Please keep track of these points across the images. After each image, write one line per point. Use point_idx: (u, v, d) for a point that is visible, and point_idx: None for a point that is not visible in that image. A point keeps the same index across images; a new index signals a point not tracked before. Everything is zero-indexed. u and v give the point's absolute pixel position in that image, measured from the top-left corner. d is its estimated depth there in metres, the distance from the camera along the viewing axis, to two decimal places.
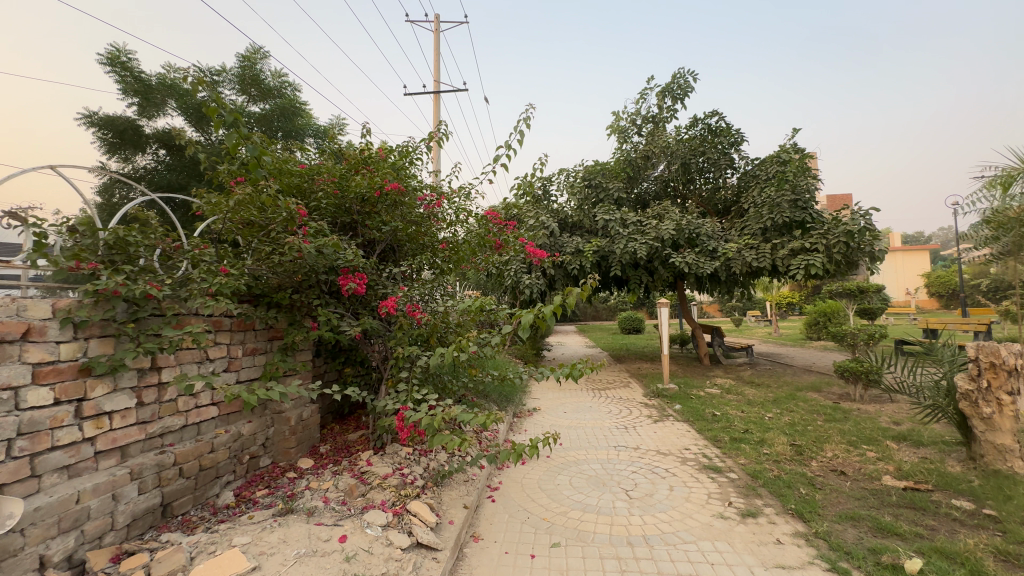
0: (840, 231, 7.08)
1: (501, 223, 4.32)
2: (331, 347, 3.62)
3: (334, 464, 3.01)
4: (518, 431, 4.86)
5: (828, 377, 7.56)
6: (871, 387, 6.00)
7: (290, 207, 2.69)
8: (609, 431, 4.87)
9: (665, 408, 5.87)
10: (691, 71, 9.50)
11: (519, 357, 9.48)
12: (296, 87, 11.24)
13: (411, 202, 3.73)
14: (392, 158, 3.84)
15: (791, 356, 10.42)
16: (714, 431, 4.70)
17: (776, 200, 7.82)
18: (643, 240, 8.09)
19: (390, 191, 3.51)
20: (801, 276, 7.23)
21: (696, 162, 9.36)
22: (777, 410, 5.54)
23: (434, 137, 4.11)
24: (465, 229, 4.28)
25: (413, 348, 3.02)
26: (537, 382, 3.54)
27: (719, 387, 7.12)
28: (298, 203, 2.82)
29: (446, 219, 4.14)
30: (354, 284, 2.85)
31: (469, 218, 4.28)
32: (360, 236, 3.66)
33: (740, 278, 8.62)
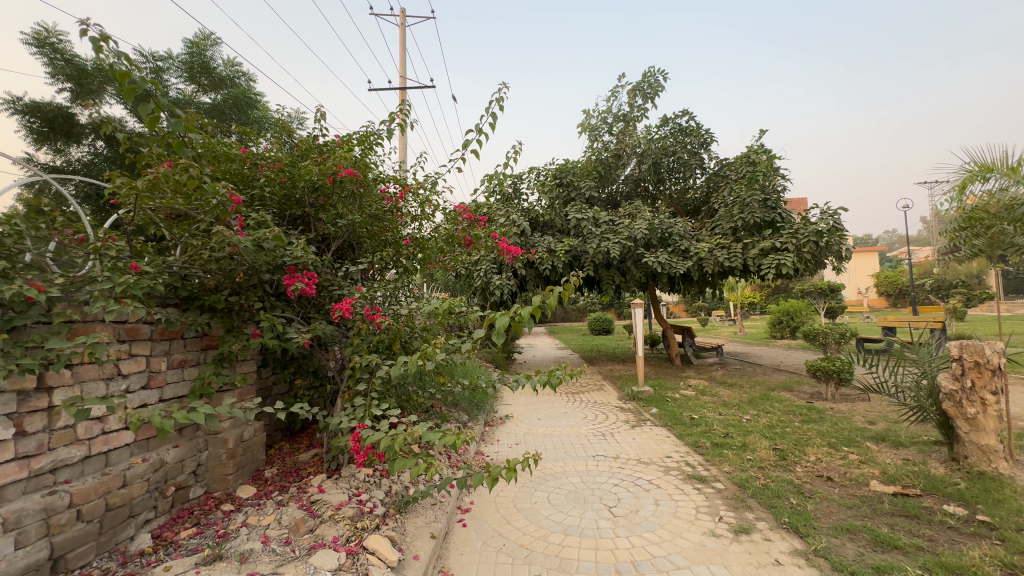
0: (809, 231, 7.11)
1: (471, 218, 4.00)
2: (280, 356, 3.20)
3: (280, 492, 2.62)
4: (490, 442, 4.55)
5: (798, 376, 7.59)
6: (843, 386, 6.00)
7: (220, 193, 2.28)
8: (586, 438, 4.62)
9: (641, 412, 5.68)
10: (661, 70, 9.45)
11: (490, 362, 9.16)
12: (250, 77, 10.54)
13: (371, 193, 3.36)
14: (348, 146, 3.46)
15: (759, 355, 10.53)
16: (694, 436, 4.52)
17: (746, 200, 7.82)
18: (616, 240, 7.93)
19: (343, 178, 3.12)
20: (772, 276, 7.24)
21: (666, 162, 9.32)
22: (754, 412, 5.44)
23: (396, 123, 3.74)
24: (431, 224, 3.94)
25: (373, 357, 2.66)
26: (512, 391, 3.23)
27: (694, 388, 7.02)
28: (232, 188, 2.41)
29: (410, 214, 3.80)
30: (300, 285, 2.46)
31: (436, 213, 3.95)
32: (312, 230, 3.28)
33: (711, 278, 8.59)
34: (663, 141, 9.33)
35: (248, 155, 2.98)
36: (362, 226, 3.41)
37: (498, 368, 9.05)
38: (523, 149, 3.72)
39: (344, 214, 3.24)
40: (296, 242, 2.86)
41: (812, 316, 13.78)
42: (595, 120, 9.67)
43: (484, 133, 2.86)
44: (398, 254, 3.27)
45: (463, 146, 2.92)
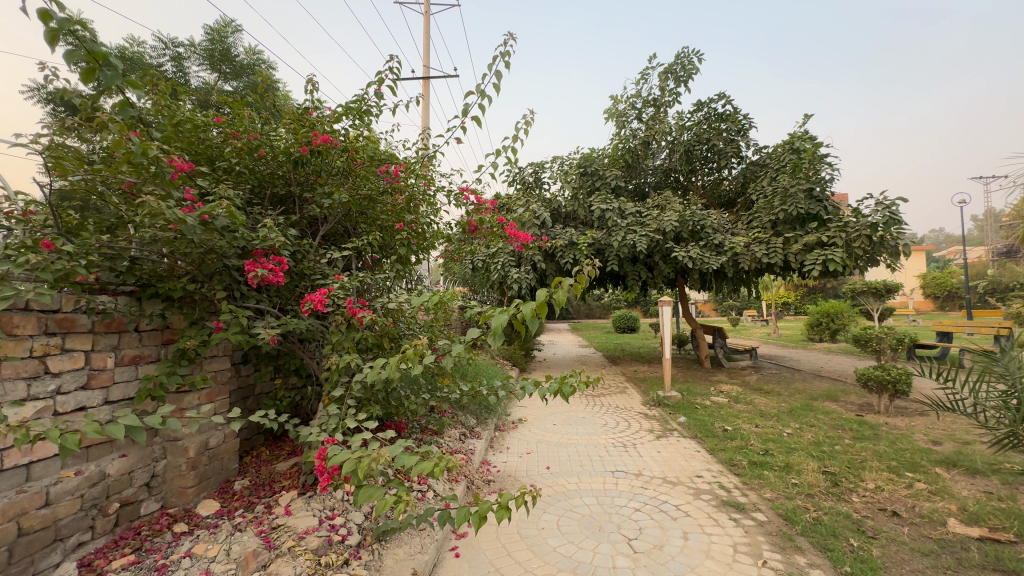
0: (861, 223, 6.41)
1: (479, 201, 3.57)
2: (259, 352, 2.87)
3: (245, 511, 2.28)
4: (499, 450, 4.15)
5: (843, 385, 6.92)
6: (898, 398, 5.35)
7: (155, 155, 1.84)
8: (605, 450, 4.17)
9: (668, 421, 5.17)
10: (696, 51, 8.77)
11: (508, 360, 8.76)
12: (271, 65, 10.28)
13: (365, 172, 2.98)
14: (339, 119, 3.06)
15: (797, 359, 9.79)
16: (728, 451, 4.01)
17: (789, 189, 7.13)
18: (643, 232, 7.39)
19: (323, 146, 2.72)
20: (817, 273, 6.57)
21: (700, 150, 8.68)
22: (796, 425, 4.86)
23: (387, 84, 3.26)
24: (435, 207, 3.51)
25: (351, 357, 2.27)
26: (518, 400, 2.80)
27: (726, 394, 6.44)
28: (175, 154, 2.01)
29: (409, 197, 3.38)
30: (263, 271, 2.07)
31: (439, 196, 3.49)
32: (296, 211, 2.90)
33: (747, 276, 7.94)
34: (696, 127, 8.69)
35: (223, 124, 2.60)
36: (352, 206, 3.01)
37: (515, 367, 8.62)
38: (536, 116, 3.26)
39: (329, 192, 2.85)
40: (271, 223, 2.49)
41: (854, 318, 12.88)
42: (623, 105, 9.08)
43: (487, 96, 2.40)
44: (393, 235, 2.86)
45: (461, 112, 2.48)
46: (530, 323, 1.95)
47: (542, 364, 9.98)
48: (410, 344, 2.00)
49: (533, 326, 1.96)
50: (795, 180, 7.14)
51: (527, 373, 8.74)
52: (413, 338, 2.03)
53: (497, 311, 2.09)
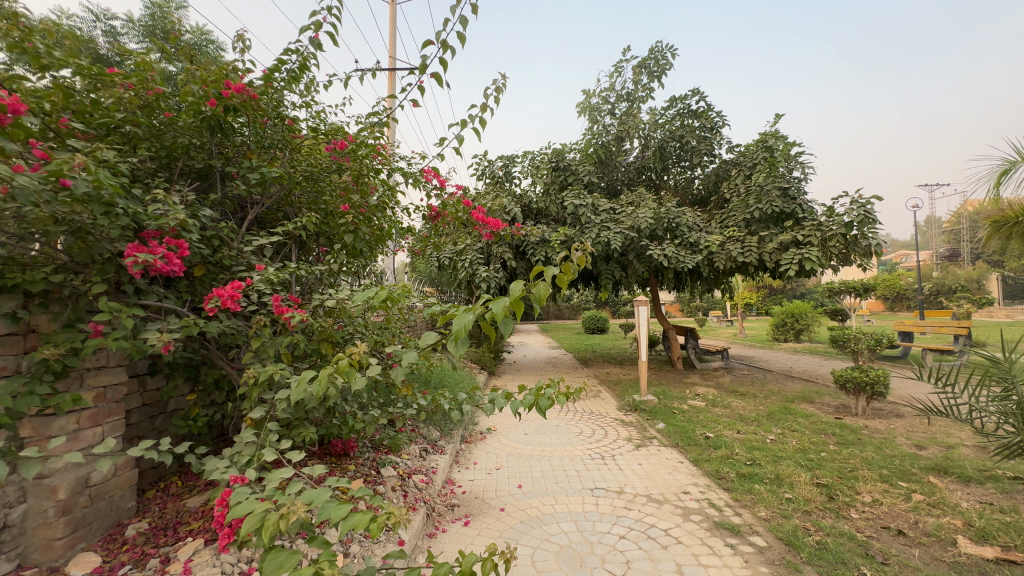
0: (835, 222, 6.32)
1: (443, 184, 3.12)
2: (167, 362, 2.33)
3: (132, 567, 1.76)
4: (465, 466, 3.72)
5: (816, 385, 6.84)
6: (875, 400, 5.25)
7: None
8: (581, 464, 3.80)
9: (646, 428, 4.87)
10: (669, 46, 8.59)
11: (477, 363, 8.33)
12: (220, 47, 9.42)
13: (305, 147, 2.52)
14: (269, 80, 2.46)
15: (766, 359, 9.79)
16: (713, 462, 3.72)
17: (764, 187, 7.00)
18: (617, 229, 7.11)
19: (239, 100, 2.15)
20: (793, 273, 6.43)
21: (674, 146, 8.50)
22: (778, 430, 4.64)
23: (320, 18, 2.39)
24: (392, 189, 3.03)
25: (273, 369, 1.79)
26: (485, 415, 2.38)
27: (703, 397, 6.22)
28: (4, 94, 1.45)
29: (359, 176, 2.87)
30: (147, 256, 1.52)
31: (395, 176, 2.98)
32: (215, 188, 2.38)
33: (721, 275, 7.79)
34: (669, 124, 8.51)
35: (130, 73, 2.03)
36: (289, 184, 2.52)
37: (484, 370, 8.21)
38: (508, 80, 2.57)
39: (258, 165, 2.35)
40: (176, 200, 1.98)
41: (817, 319, 13.13)
42: (597, 100, 8.80)
43: (450, 47, 1.96)
44: (340, 218, 2.38)
45: (417, 67, 2.03)
46: (501, 321, 1.53)
47: (512, 367, 9.60)
48: (350, 350, 1.53)
49: (505, 328, 1.53)
50: (770, 178, 7.01)
51: (496, 377, 8.34)
52: (352, 344, 1.56)
53: (459, 310, 1.66)
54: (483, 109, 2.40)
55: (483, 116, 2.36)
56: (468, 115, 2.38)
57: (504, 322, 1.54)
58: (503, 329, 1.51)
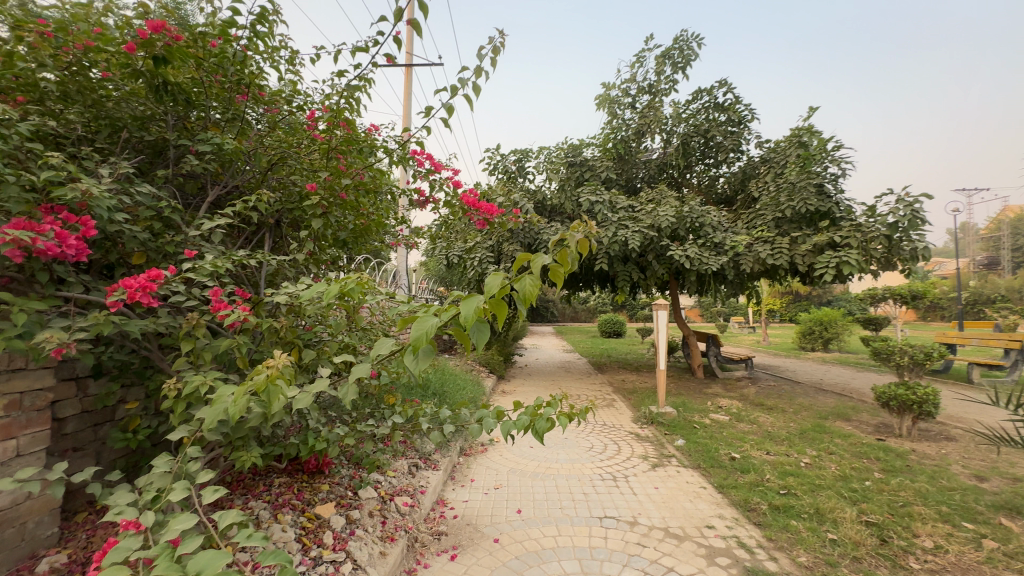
0: (877, 223, 5.75)
1: (437, 168, 2.78)
2: (107, 366, 2.01)
3: None
4: (459, 484, 3.34)
5: (852, 401, 6.29)
6: (921, 420, 4.71)
7: None
8: (590, 486, 3.38)
9: (663, 444, 4.43)
10: (696, 36, 8.10)
11: (485, 366, 7.97)
12: None
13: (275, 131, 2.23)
14: (229, 40, 2.13)
15: (794, 370, 9.21)
16: (740, 489, 3.28)
17: (797, 184, 6.48)
18: (636, 228, 6.67)
19: (163, 43, 1.76)
20: (829, 277, 5.89)
21: (697, 142, 8.01)
22: (813, 452, 4.16)
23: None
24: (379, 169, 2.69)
25: (199, 381, 1.45)
26: (470, 434, 1.99)
27: (726, 410, 5.75)
28: None
29: None
30: (26, 236, 1.19)
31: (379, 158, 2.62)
32: (166, 165, 2.06)
33: (747, 279, 7.28)
34: (694, 118, 8.01)
35: (52, 23, 1.71)
36: (258, 166, 2.24)
37: (493, 373, 7.85)
38: (506, 38, 2.21)
39: (213, 137, 2.02)
40: (103, 172, 1.65)
41: (847, 327, 12.42)
42: (617, 91, 8.35)
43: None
44: (307, 198, 2.02)
45: (393, 15, 1.68)
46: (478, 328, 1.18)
47: (523, 370, 9.23)
48: (274, 363, 1.14)
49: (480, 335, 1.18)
50: (804, 174, 6.49)
51: (505, 381, 7.97)
52: (282, 353, 1.18)
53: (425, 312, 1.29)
54: (476, 74, 2.03)
55: (475, 82, 1.99)
56: (458, 80, 2.01)
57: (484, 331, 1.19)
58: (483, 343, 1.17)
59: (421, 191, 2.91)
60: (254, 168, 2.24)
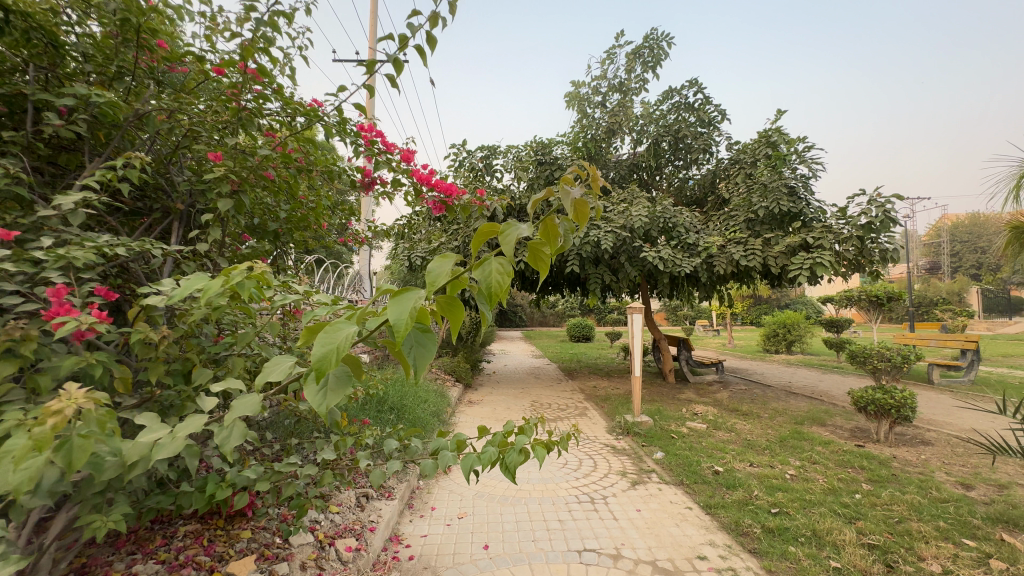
0: (849, 224, 5.69)
1: (388, 148, 2.36)
2: None
3: None
4: (416, 516, 2.90)
5: (824, 405, 6.21)
6: (898, 424, 4.61)
7: None
8: (566, 511, 3.01)
9: (642, 457, 4.13)
10: (665, 35, 7.99)
11: (451, 374, 7.54)
12: None
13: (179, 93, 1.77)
14: None
15: (762, 373, 9.19)
16: (730, 509, 2.99)
17: (768, 185, 6.39)
18: (608, 228, 6.41)
19: None
20: (803, 279, 5.79)
21: (668, 142, 7.87)
22: (797, 462, 3.96)
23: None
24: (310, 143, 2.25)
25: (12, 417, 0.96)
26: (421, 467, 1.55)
27: (702, 418, 5.52)
28: None
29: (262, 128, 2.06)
30: None
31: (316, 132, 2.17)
32: (19, 127, 1.56)
33: (719, 281, 7.14)
34: (664, 118, 7.86)
35: None
36: (166, 140, 1.90)
37: (459, 382, 7.41)
38: None
39: (83, 90, 1.54)
40: None
41: (809, 330, 12.65)
42: (587, 90, 8.12)
43: None
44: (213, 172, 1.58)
45: None
46: (413, 342, 0.74)
47: (491, 378, 8.82)
48: (64, 406, 0.74)
49: (421, 355, 0.74)
50: (775, 175, 6.40)
51: (473, 390, 7.54)
52: (83, 387, 0.78)
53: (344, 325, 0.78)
54: (431, 22, 1.64)
55: (428, 32, 1.60)
56: (409, 27, 1.61)
57: (426, 346, 0.75)
58: (422, 367, 0.72)
59: (368, 175, 2.48)
60: (164, 142, 1.91)
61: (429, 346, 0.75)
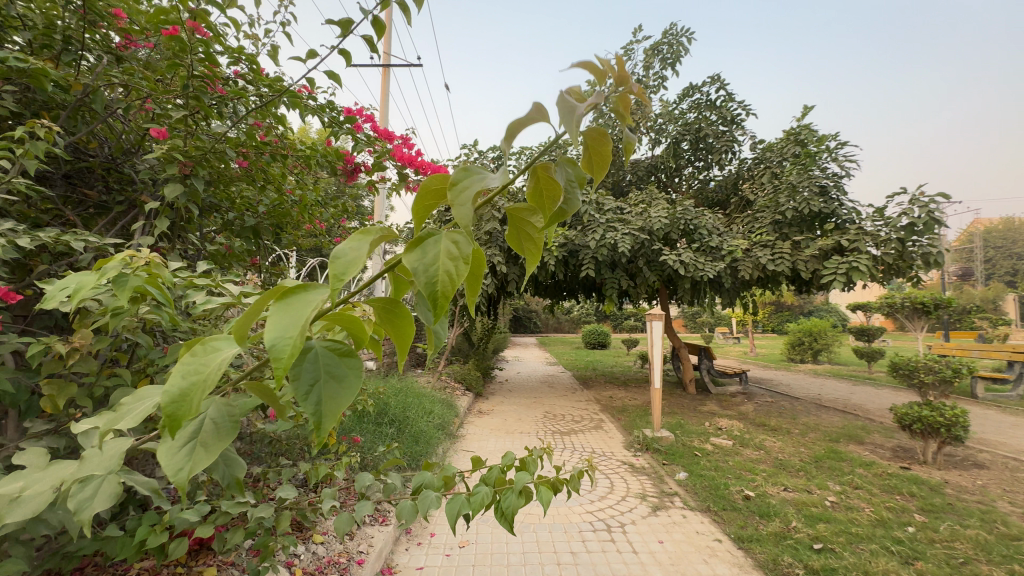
0: (888, 226, 5.28)
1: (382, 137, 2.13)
2: None
3: None
4: (413, 543, 2.62)
5: (860, 420, 5.76)
6: (948, 445, 4.18)
7: None
8: (580, 541, 2.71)
9: (663, 477, 3.80)
10: (686, 30, 7.65)
11: (461, 382, 7.28)
12: None
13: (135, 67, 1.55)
14: None
15: (788, 384, 8.73)
16: (766, 543, 2.65)
17: (797, 184, 6.01)
18: (625, 230, 6.10)
19: None
20: (836, 285, 5.39)
21: (688, 142, 7.52)
22: (836, 486, 3.58)
23: None
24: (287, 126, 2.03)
25: None
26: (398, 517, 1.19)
27: (728, 433, 5.14)
28: None
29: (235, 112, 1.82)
30: None
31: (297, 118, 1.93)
32: None
33: (744, 287, 6.76)
34: (684, 117, 7.52)
35: None
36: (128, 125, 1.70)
37: (469, 391, 7.13)
38: None
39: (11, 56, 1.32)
40: None
41: (837, 338, 12.07)
42: None
43: None
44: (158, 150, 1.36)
45: None
46: (320, 375, 0.44)
47: (503, 386, 8.54)
48: None
49: (337, 396, 0.45)
50: (804, 174, 6.02)
51: (483, 399, 7.25)
52: None
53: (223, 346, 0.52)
54: None
55: None
56: None
57: (345, 382, 0.45)
58: (326, 419, 0.42)
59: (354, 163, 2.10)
60: (131, 129, 1.75)
61: (343, 382, 0.44)
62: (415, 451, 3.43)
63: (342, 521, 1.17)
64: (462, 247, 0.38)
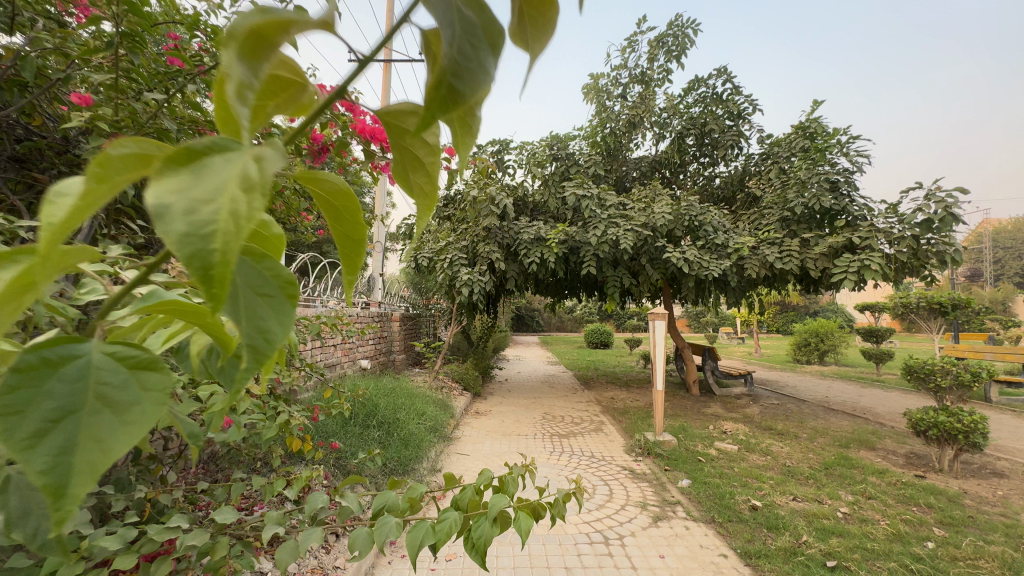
0: (901, 223, 5.07)
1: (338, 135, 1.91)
2: None
3: None
4: (397, 556, 2.45)
5: (870, 424, 5.56)
6: (965, 452, 3.98)
7: None
8: (576, 555, 2.53)
9: (664, 484, 3.62)
10: (692, 21, 7.43)
11: (458, 382, 7.12)
12: None
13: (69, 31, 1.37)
14: None
15: (795, 386, 8.52)
16: (775, 561, 2.46)
17: (806, 179, 5.79)
18: (627, 226, 5.90)
19: None
20: (847, 285, 5.18)
21: (693, 137, 7.31)
22: (847, 496, 3.40)
23: None
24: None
25: None
26: (350, 543, 1.01)
27: (733, 437, 4.95)
28: None
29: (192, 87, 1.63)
30: None
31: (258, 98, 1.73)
32: None
33: (751, 286, 6.55)
34: (689, 111, 7.31)
35: None
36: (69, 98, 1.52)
37: (467, 391, 6.97)
38: None
39: None
40: None
41: (844, 339, 11.84)
42: (606, 81, 7.62)
43: None
44: (84, 123, 1.22)
45: None
46: (83, 401, 0.26)
47: (502, 386, 8.38)
48: None
49: (120, 431, 0.27)
50: (813, 168, 5.80)
51: (482, 399, 7.09)
52: None
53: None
54: None
55: None
56: None
57: (130, 414, 0.27)
58: (76, 478, 0.24)
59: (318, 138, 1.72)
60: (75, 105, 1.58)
61: (121, 416, 0.27)
62: (403, 455, 3.27)
63: (286, 551, 1.00)
64: (268, 170, 0.21)
